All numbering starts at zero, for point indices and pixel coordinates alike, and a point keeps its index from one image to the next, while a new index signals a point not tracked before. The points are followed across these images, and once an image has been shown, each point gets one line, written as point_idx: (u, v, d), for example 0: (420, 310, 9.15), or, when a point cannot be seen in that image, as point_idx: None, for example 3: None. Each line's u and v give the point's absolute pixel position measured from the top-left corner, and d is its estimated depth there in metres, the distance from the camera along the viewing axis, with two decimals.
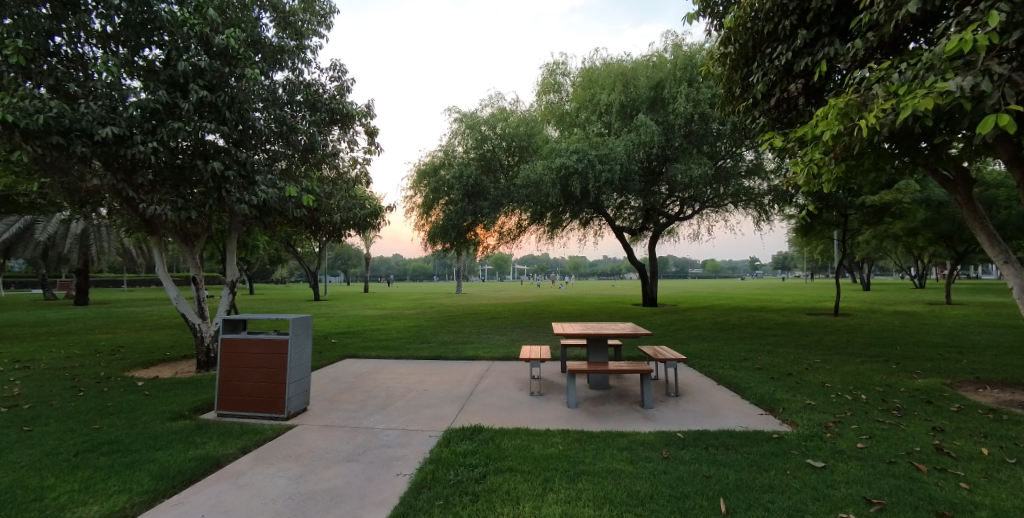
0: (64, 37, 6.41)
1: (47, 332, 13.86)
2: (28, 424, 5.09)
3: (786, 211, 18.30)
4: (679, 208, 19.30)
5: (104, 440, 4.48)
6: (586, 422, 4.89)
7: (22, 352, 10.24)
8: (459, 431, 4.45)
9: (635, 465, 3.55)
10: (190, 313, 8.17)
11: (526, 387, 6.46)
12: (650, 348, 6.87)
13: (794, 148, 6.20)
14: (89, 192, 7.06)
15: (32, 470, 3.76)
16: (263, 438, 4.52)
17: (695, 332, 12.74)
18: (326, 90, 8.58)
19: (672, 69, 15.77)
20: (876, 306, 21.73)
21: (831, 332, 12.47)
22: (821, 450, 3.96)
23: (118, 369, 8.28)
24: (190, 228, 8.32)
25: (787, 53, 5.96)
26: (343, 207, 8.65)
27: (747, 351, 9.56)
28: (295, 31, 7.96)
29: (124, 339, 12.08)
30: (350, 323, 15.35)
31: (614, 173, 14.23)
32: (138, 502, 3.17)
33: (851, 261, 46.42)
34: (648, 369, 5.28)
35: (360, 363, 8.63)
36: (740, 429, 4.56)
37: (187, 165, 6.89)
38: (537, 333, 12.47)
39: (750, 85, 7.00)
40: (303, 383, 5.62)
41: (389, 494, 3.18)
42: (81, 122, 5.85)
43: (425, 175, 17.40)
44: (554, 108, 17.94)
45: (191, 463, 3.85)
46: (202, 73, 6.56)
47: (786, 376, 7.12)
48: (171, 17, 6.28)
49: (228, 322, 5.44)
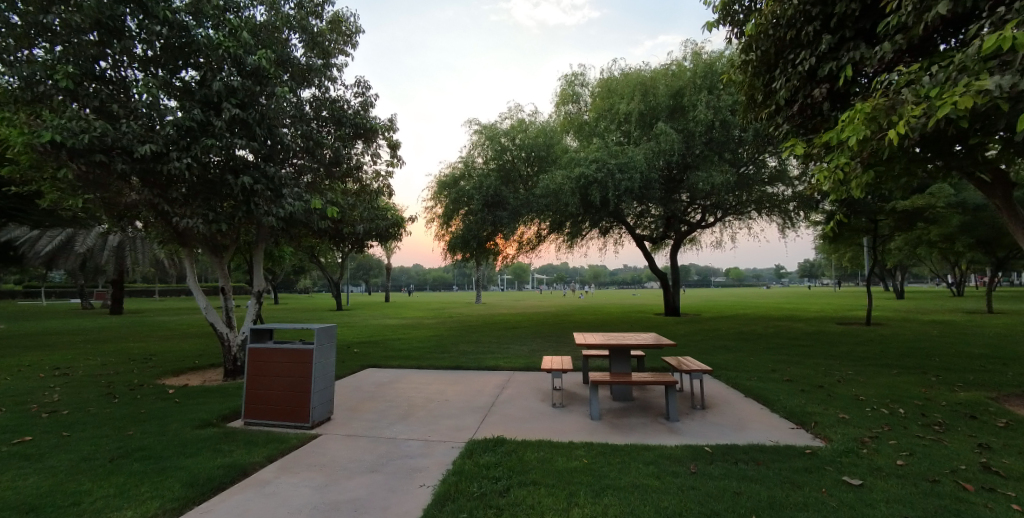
0: (109, 62, 6.69)
1: (84, 340, 14.41)
2: (67, 430, 5.29)
3: (811, 218, 17.93)
4: (702, 216, 18.96)
5: (137, 447, 4.61)
6: (610, 434, 4.82)
7: (60, 360, 10.66)
8: (482, 442, 4.44)
9: (663, 480, 3.47)
10: (219, 323, 8.38)
11: (548, 398, 6.39)
12: (674, 359, 6.73)
13: (820, 155, 6.06)
14: (127, 206, 7.35)
15: (70, 475, 3.90)
16: (288, 448, 4.60)
17: (720, 342, 12.42)
18: (350, 105, 8.77)
19: (691, 77, 15.77)
20: (912, 314, 20.84)
21: (864, 343, 12.04)
22: (858, 467, 3.79)
23: (150, 377, 8.53)
24: (219, 240, 8.57)
25: (811, 58, 5.82)
26: (366, 218, 8.82)
27: (775, 362, 9.30)
28: (322, 50, 8.20)
29: (156, 348, 12.49)
30: (371, 333, 15.54)
31: (634, 181, 14.09)
32: (169, 508, 3.24)
33: (882, 268, 44.69)
34: (673, 381, 5.17)
35: (382, 373, 8.67)
36: (770, 444, 4.42)
37: (218, 179, 7.12)
38: (557, 343, 12.38)
39: (772, 91, 6.94)
40: (327, 392, 5.69)
41: (412, 505, 3.17)
42: (122, 140, 6.12)
43: (445, 186, 17.64)
44: (572, 119, 18.01)
45: (219, 471, 3.93)
46: (234, 93, 6.81)
47: (818, 389, 6.88)
48: (207, 39, 6.56)
49: (255, 331, 5.58)
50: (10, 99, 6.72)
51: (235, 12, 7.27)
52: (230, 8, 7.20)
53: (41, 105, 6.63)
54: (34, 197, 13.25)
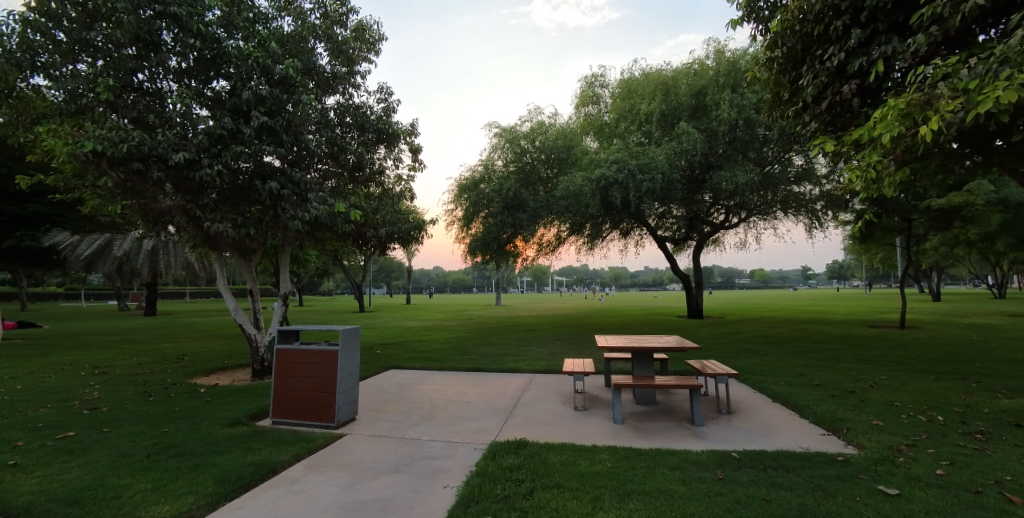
0: (146, 74, 6.98)
1: (120, 341, 14.98)
2: (107, 426, 5.52)
3: (840, 217, 17.40)
4: (725, 217, 18.62)
5: (172, 444, 4.78)
6: (633, 438, 4.76)
7: (98, 359, 11.13)
8: (504, 444, 4.44)
9: (688, 485, 3.41)
10: (247, 324, 8.62)
11: (570, 401, 6.37)
12: (698, 362, 6.61)
13: (850, 152, 5.88)
14: (161, 211, 7.64)
15: (110, 469, 4.07)
16: (314, 447, 4.70)
17: (745, 346, 12.12)
18: (373, 111, 8.93)
19: (714, 75, 15.53)
20: (950, 317, 19.96)
21: (898, 346, 11.59)
22: (894, 475, 3.65)
23: (182, 376, 8.83)
24: (247, 244, 8.82)
25: (840, 53, 5.65)
26: (388, 221, 8.96)
27: (803, 366, 9.04)
28: (346, 58, 8.37)
29: (188, 348, 12.91)
30: (393, 334, 15.74)
31: (656, 182, 13.91)
32: (203, 503, 3.36)
33: (917, 268, 42.97)
34: (698, 385, 5.09)
35: (404, 375, 8.77)
36: (800, 450, 4.31)
37: (246, 185, 7.33)
38: (578, 345, 12.30)
39: (799, 88, 6.78)
40: (351, 393, 5.79)
41: (436, 506, 3.20)
42: (157, 149, 6.38)
43: (465, 189, 17.76)
44: (592, 120, 17.91)
45: (249, 468, 4.04)
46: (262, 101, 7.01)
47: (849, 394, 6.66)
48: (237, 50, 6.79)
49: (283, 333, 5.72)
50: (56, 112, 7.09)
51: (263, 23, 7.49)
52: (259, 20, 7.42)
53: (83, 117, 6.96)
54: (75, 204, 13.91)
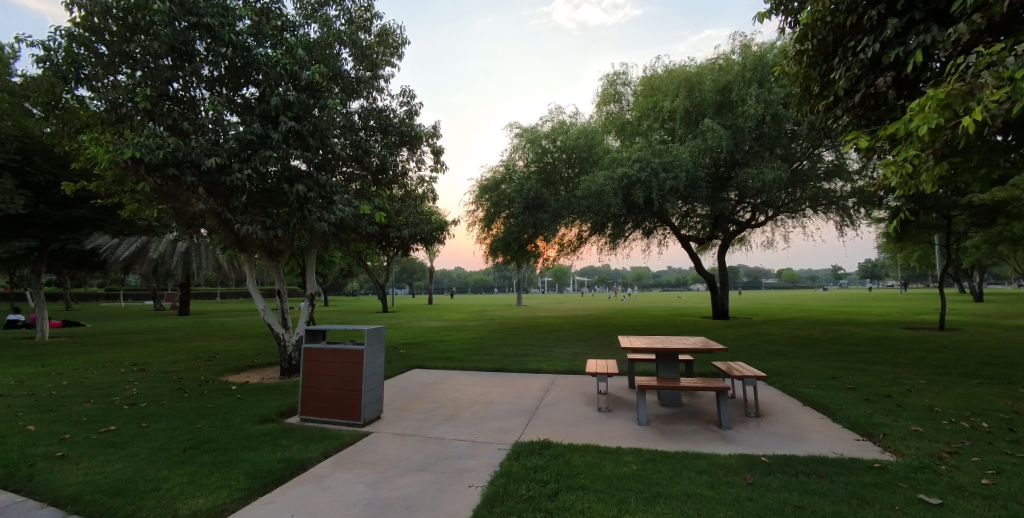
0: (180, 83, 7.25)
1: (157, 339, 15.61)
2: (145, 421, 5.76)
3: (874, 214, 16.77)
4: (751, 215, 18.19)
5: (206, 439, 4.96)
6: (659, 441, 4.69)
7: (136, 357, 11.61)
8: (528, 445, 4.44)
9: (717, 490, 3.34)
10: (275, 323, 8.86)
11: (593, 402, 6.32)
12: (725, 364, 6.47)
13: (885, 147, 5.68)
14: (194, 214, 7.92)
15: (149, 463, 4.25)
16: (341, 444, 4.79)
17: (774, 347, 11.79)
18: (396, 114, 9.06)
19: (740, 70, 15.19)
20: (993, 319, 19.01)
21: (938, 349, 11.08)
22: (935, 484, 3.49)
23: (215, 374, 9.15)
24: (275, 246, 9.06)
25: (874, 44, 5.44)
26: (411, 222, 9.08)
27: (835, 369, 8.74)
28: (370, 63, 8.49)
29: (219, 347, 13.36)
30: (416, 334, 15.93)
31: (679, 180, 13.68)
32: (237, 497, 3.46)
33: (957, 267, 41.17)
34: (725, 387, 4.97)
35: (427, 374, 8.86)
36: (833, 456, 4.17)
37: (274, 188, 7.52)
38: (600, 346, 12.20)
39: (830, 82, 6.57)
40: (377, 392, 5.88)
41: (461, 505, 3.22)
42: (191, 155, 6.62)
43: (486, 189, 17.82)
44: (614, 118, 17.72)
45: (279, 464, 4.15)
46: (290, 106, 7.20)
47: (885, 399, 6.41)
48: (267, 58, 6.99)
49: (310, 332, 5.85)
50: (98, 121, 7.43)
51: (291, 31, 7.70)
52: (287, 28, 7.63)
53: (123, 125, 7.28)
54: (115, 208, 14.52)
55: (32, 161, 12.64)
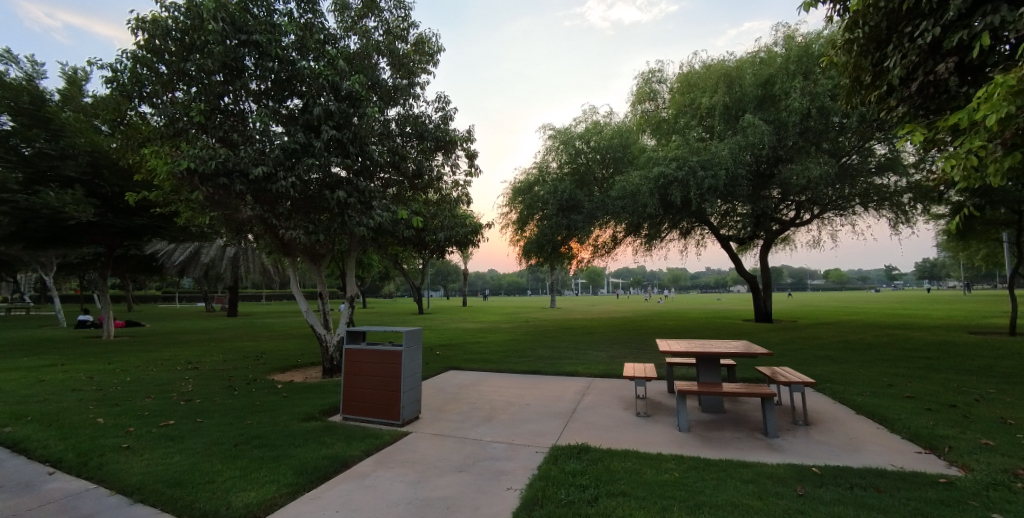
0: (231, 97, 7.65)
1: (210, 339, 16.50)
2: (200, 416, 6.11)
3: (932, 211, 15.71)
4: (796, 213, 17.43)
5: (256, 435, 5.20)
6: (701, 448, 4.55)
7: (190, 356, 12.30)
8: (566, 449, 4.40)
9: (765, 500, 3.21)
10: (317, 324, 9.18)
11: (631, 407, 6.21)
12: (770, 369, 6.21)
13: (946, 139, 5.32)
14: (243, 221, 8.32)
15: (204, 456, 4.49)
16: (382, 443, 4.92)
17: (822, 352, 11.25)
18: (432, 120, 9.22)
19: (783, 63, 14.63)
20: None
21: (1009, 356, 10.23)
22: (1011, 504, 3.22)
23: (262, 373, 9.58)
24: (317, 250, 9.40)
25: (934, 29, 5.09)
26: (446, 226, 9.23)
27: (892, 376, 8.22)
28: (407, 71, 8.69)
29: (265, 347, 13.99)
30: (451, 336, 16.13)
31: (718, 178, 13.25)
32: (285, 492, 3.61)
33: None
34: (771, 393, 4.78)
35: (462, 376, 8.95)
36: (892, 469, 3.92)
37: (316, 194, 7.81)
38: (636, 349, 11.97)
39: (883, 70, 6.20)
40: (415, 392, 6.00)
41: (501, 507, 3.24)
42: (240, 164, 6.96)
43: (520, 192, 17.89)
44: (649, 117, 17.39)
45: (324, 461, 4.29)
46: (332, 115, 7.47)
47: (949, 408, 5.97)
48: (310, 70, 7.29)
49: (351, 334, 6.03)
50: (158, 135, 7.95)
51: (332, 44, 8.01)
52: (328, 41, 7.94)
53: (179, 139, 7.74)
54: (172, 216, 15.47)
55: (100, 174, 13.67)
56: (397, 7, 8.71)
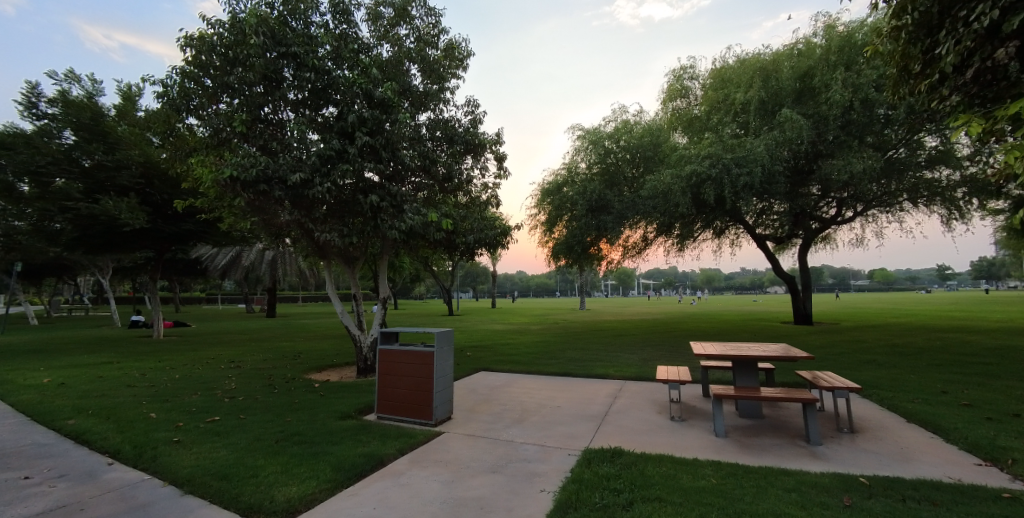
0: (271, 107, 7.97)
1: (251, 339, 17.20)
2: (243, 413, 6.37)
3: (989, 206, 14.73)
4: (837, 211, 16.70)
5: (295, 432, 5.39)
6: (739, 454, 4.42)
7: (232, 355, 12.87)
8: (599, 452, 4.36)
9: (809, 511, 3.08)
10: (352, 326, 9.43)
11: (665, 411, 6.09)
12: (812, 373, 5.97)
13: (1008, 129, 4.96)
14: (281, 225, 8.64)
15: (248, 451, 4.69)
16: (416, 442, 5.01)
17: (867, 356, 10.73)
18: (461, 124, 9.34)
19: (823, 54, 14.07)
20: None
21: None
22: None
23: (300, 372, 9.92)
24: (351, 253, 9.66)
25: (992, 11, 4.76)
26: (476, 228, 9.32)
27: (947, 382, 7.74)
28: (437, 76, 8.83)
29: (302, 347, 14.49)
30: (481, 337, 16.25)
31: (754, 176, 12.83)
32: (324, 488, 3.73)
33: None
34: (814, 398, 4.59)
35: (493, 377, 9.00)
36: (948, 481, 3.70)
37: (350, 199, 8.04)
38: (669, 352, 11.74)
39: (934, 58, 5.85)
40: (447, 393, 6.08)
41: (535, 509, 3.24)
42: (279, 171, 7.24)
43: (549, 193, 17.89)
44: (681, 115, 17.04)
45: (360, 459, 4.41)
46: (365, 122, 7.66)
47: (1012, 418, 5.58)
48: (344, 78, 7.52)
49: (385, 334, 6.16)
50: (204, 146, 8.38)
51: (366, 52, 8.24)
52: (362, 50, 8.18)
53: (223, 147, 8.12)
54: (216, 221, 16.22)
55: (152, 183, 14.51)
56: (427, 14, 8.88)
